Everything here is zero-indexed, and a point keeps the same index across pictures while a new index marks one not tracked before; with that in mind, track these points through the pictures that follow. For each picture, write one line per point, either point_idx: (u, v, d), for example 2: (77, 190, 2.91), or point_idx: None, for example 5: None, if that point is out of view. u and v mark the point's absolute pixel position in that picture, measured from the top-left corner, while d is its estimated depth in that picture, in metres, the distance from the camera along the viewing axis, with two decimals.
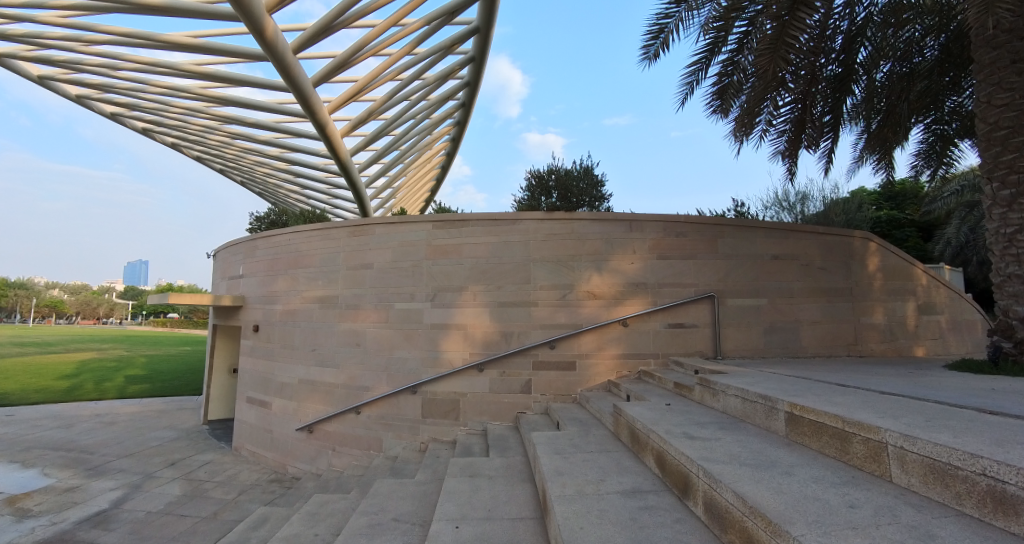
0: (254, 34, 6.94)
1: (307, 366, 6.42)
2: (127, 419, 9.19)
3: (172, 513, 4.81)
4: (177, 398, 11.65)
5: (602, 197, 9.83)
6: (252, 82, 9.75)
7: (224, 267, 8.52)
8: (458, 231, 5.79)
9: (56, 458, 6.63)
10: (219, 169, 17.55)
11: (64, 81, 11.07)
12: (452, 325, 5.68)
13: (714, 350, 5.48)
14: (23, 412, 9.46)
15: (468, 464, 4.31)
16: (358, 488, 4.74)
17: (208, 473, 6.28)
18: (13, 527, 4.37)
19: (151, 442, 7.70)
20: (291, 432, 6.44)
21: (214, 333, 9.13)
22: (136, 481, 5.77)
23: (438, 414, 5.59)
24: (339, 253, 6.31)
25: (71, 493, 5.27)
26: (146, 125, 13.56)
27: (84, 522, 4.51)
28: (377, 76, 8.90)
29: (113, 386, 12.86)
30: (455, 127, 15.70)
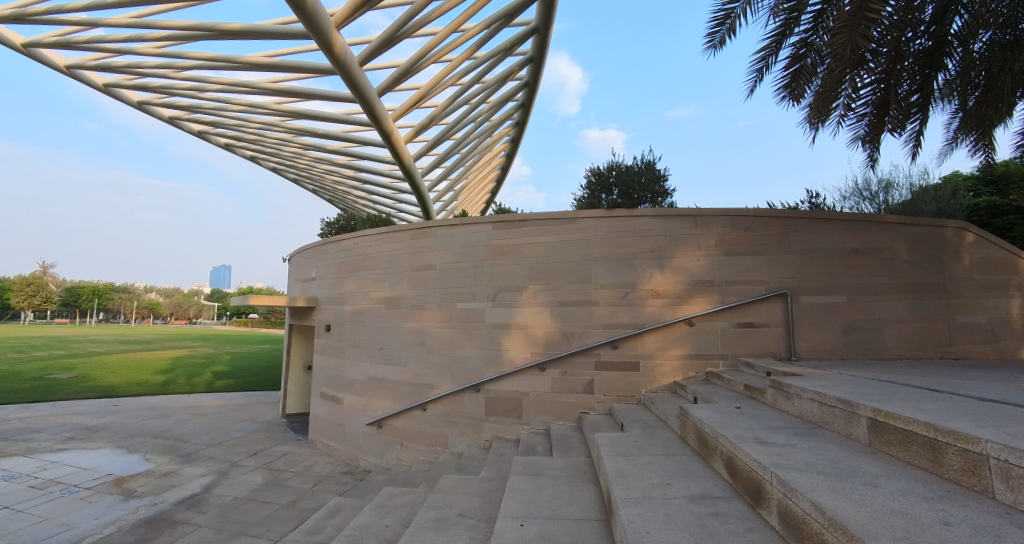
0: (325, 50, 7.51)
1: (375, 364, 6.84)
2: (214, 412, 10.31)
3: (256, 499, 5.36)
4: (257, 393, 12.88)
5: (664, 192, 9.48)
6: (321, 95, 10.54)
7: (298, 271, 9.32)
8: (517, 231, 5.88)
9: (155, 445, 7.60)
10: (293, 179, 19.05)
11: (159, 105, 12.50)
12: (512, 324, 5.78)
13: (787, 351, 5.12)
14: (128, 403, 10.93)
15: (529, 463, 4.39)
16: (426, 482, 5.00)
17: (286, 463, 6.92)
18: (123, 505, 5.09)
19: (236, 433, 8.59)
20: (362, 427, 6.89)
21: (290, 332, 10.01)
22: (224, 469, 6.49)
23: (501, 412, 5.73)
24: (403, 255, 6.66)
25: (169, 477, 6.04)
26: (228, 141, 15.02)
27: (180, 503, 5.16)
28: (439, 82, 9.22)
29: (201, 382, 14.41)
30: (515, 128, 15.88)
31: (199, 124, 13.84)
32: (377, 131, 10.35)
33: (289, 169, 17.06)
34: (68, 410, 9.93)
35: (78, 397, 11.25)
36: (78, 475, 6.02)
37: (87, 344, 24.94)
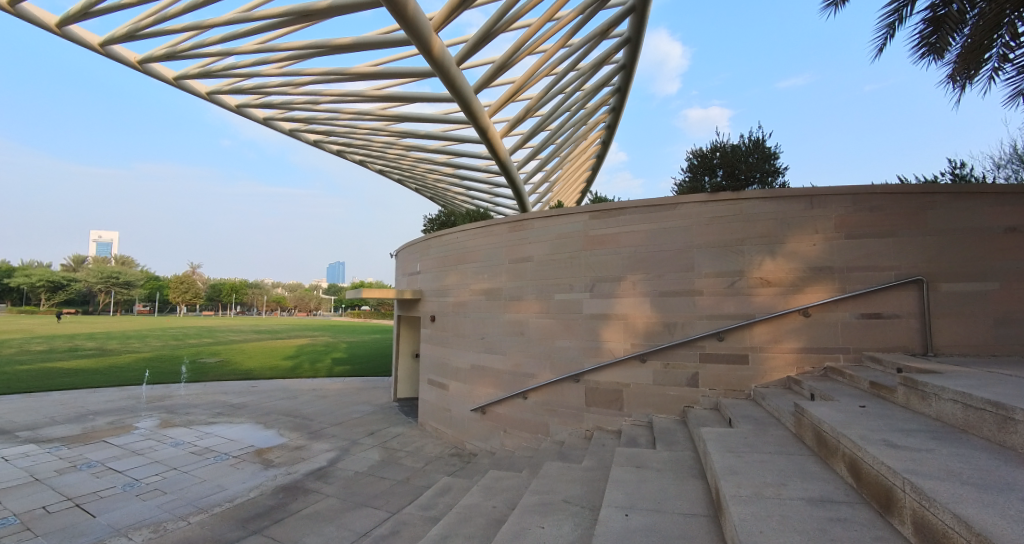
0: (425, 54, 8.07)
1: (477, 353, 7.30)
2: (335, 395, 11.80)
3: (375, 474, 6.12)
4: (369, 379, 14.49)
5: (776, 171, 8.58)
6: (420, 98, 11.36)
7: (404, 265, 10.25)
8: (615, 220, 5.82)
9: (286, 423, 8.94)
10: (398, 180, 20.76)
11: (282, 120, 14.35)
12: (612, 315, 5.77)
13: (923, 346, 4.49)
14: (264, 385, 12.96)
15: (633, 455, 4.40)
16: (529, 468, 5.28)
17: (400, 443, 7.76)
18: (265, 473, 6.09)
19: (355, 414, 9.83)
20: (467, 412, 7.43)
21: (400, 323, 11.09)
22: (346, 446, 7.49)
23: (602, 403, 5.77)
24: (501, 248, 6.98)
25: (299, 451, 7.11)
26: (341, 148, 16.84)
27: (311, 474, 6.05)
28: (533, 73, 9.38)
29: (323, 367, 16.55)
30: (612, 113, 15.45)
31: (315, 134, 15.50)
32: (474, 128, 10.86)
33: (394, 170, 18.63)
34: (217, 389, 12.06)
35: (223, 379, 13.60)
36: (226, 445, 7.31)
37: (228, 332, 30.03)
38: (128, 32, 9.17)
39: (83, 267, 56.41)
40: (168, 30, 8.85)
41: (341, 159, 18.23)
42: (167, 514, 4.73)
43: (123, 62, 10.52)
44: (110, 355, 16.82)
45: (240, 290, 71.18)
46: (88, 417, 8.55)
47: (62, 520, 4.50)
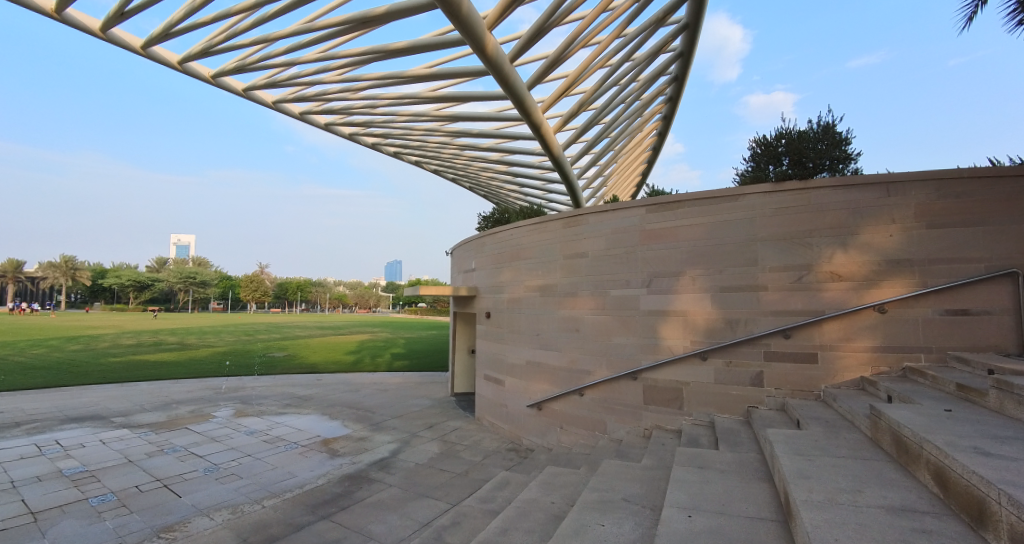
0: (480, 53, 8.24)
1: (533, 349, 7.41)
2: (395, 389, 12.42)
3: (435, 467, 6.41)
4: (427, 374, 15.08)
5: (848, 157, 7.96)
6: (473, 97, 11.62)
7: (460, 262, 10.59)
8: (673, 213, 5.69)
9: (349, 415, 9.54)
10: (452, 179, 21.33)
11: (342, 125, 15.18)
12: (670, 312, 5.64)
13: (1016, 346, 4.13)
14: (329, 378, 13.88)
15: (695, 455, 4.31)
16: (587, 465, 5.31)
17: (459, 436, 8.05)
18: (332, 461, 6.56)
19: (414, 408, 10.33)
20: (523, 408, 7.56)
21: (456, 320, 11.47)
22: (406, 438, 7.90)
23: (661, 401, 5.67)
24: (555, 244, 7.03)
25: (363, 442, 7.59)
26: (398, 150, 17.58)
27: (374, 464, 6.44)
28: (587, 66, 9.29)
29: (384, 362, 17.41)
30: (669, 103, 14.92)
31: (373, 137, 16.25)
32: (527, 124, 10.93)
33: (448, 170, 19.17)
34: (286, 382, 13.07)
35: (291, 372, 14.69)
36: (296, 434, 7.94)
37: (294, 328, 32.22)
38: (203, 48, 10.14)
39: (169, 268, 62.84)
40: (237, 45, 9.71)
41: (398, 160, 19.03)
42: (243, 497, 5.13)
43: (198, 77, 11.61)
44: (193, 350, 18.70)
45: (306, 289, 76.15)
46: (173, 405, 9.54)
47: (153, 499, 4.97)
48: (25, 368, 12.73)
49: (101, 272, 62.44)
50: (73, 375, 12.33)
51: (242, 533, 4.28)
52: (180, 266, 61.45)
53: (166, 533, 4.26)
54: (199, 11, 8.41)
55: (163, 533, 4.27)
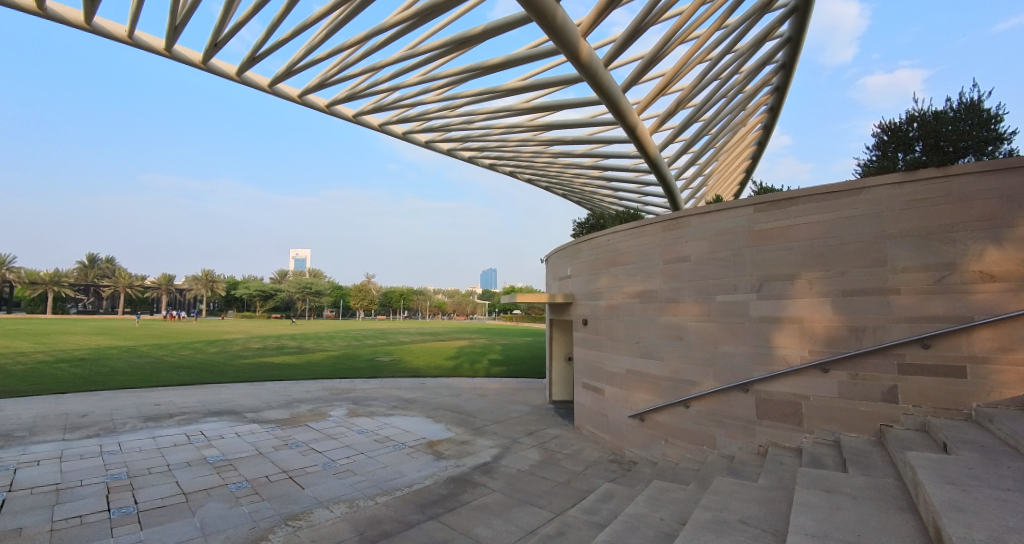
0: (574, 60, 8.38)
1: (633, 358, 7.31)
2: (494, 394, 12.99)
3: (538, 474, 6.63)
4: (524, 380, 15.47)
5: (1001, 138, 6.75)
6: (566, 104, 11.80)
7: (556, 270, 10.82)
8: (785, 211, 5.28)
9: (453, 418, 10.21)
10: (545, 187, 21.70)
11: (442, 141, 16.35)
12: (784, 318, 5.22)
13: None
14: (431, 383, 14.92)
15: (820, 477, 3.96)
16: (697, 482, 5.12)
17: (559, 445, 8.20)
18: (440, 463, 7.12)
19: (514, 414, 10.71)
20: (624, 418, 7.47)
21: (553, 327, 11.70)
22: (508, 444, 8.25)
23: (776, 416, 5.25)
24: (654, 249, 6.89)
25: (467, 446, 8.10)
26: (493, 162, 18.41)
27: (478, 468, 6.86)
28: (685, 63, 8.91)
29: (482, 368, 18.20)
30: (775, 94, 13.65)
31: (469, 151, 17.23)
32: (622, 127, 10.80)
33: (542, 178, 19.55)
34: (394, 385, 14.32)
35: (398, 376, 16.04)
36: (405, 435, 8.75)
37: (398, 334, 35.24)
38: (320, 81, 11.70)
39: (290, 279, 72.18)
40: (349, 75, 11.01)
41: (494, 172, 19.90)
42: (357, 493, 5.73)
43: (314, 107, 13.43)
44: (313, 354, 21.25)
45: (409, 297, 82.40)
46: (296, 404, 11.04)
47: (278, 490, 5.73)
48: (182, 368, 15.48)
49: (233, 285, 73.38)
50: (223, 375, 14.78)
51: (359, 525, 4.81)
52: (298, 278, 70.03)
53: (294, 521, 4.87)
54: (317, 47, 9.79)
55: (291, 520, 4.91)
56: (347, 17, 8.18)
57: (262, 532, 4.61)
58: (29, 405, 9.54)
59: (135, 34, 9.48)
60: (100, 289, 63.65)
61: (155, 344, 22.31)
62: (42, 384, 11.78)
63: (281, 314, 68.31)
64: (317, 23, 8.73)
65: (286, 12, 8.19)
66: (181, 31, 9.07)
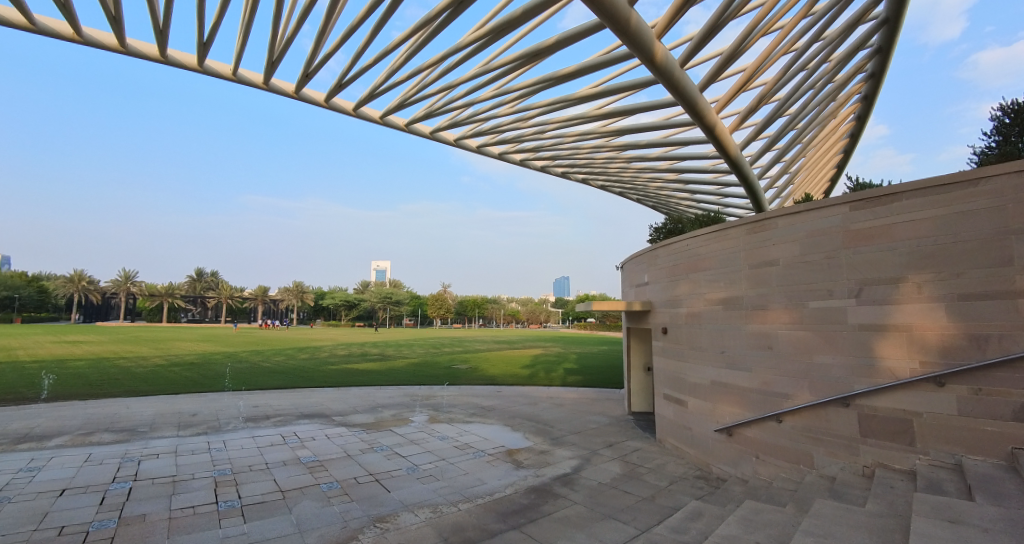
0: (649, 63, 8.27)
1: (717, 368, 7.01)
2: (571, 404, 13.00)
3: (619, 488, 6.57)
4: (600, 390, 15.28)
5: None
6: (639, 106, 11.63)
7: (632, 277, 10.67)
8: (886, 208, 4.86)
9: (530, 427, 10.41)
10: (618, 193, 21.35)
11: (514, 152, 16.80)
12: (888, 326, 4.78)
13: None
14: (507, 391, 15.27)
15: (940, 504, 3.57)
16: (795, 504, 4.80)
17: (641, 458, 8.04)
18: (520, 472, 7.34)
19: (592, 424, 10.67)
20: (710, 433, 7.16)
21: (630, 336, 11.52)
22: (587, 455, 8.26)
23: (884, 435, 4.79)
24: (738, 253, 6.60)
25: (546, 456, 8.24)
26: (565, 170, 18.53)
27: (558, 479, 6.97)
28: (767, 56, 8.43)
29: (557, 377, 18.22)
30: (870, 81, 12.29)
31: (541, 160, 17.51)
32: (699, 127, 10.39)
33: (615, 183, 19.26)
34: (471, 392, 14.87)
35: (474, 383, 16.62)
36: (486, 442, 9.11)
37: (473, 342, 36.32)
38: (401, 102, 12.71)
39: (372, 289, 77.65)
40: (427, 94, 11.86)
41: (566, 180, 19.99)
42: (440, 499, 6.10)
43: (394, 126, 14.62)
44: (394, 361, 22.67)
45: (483, 306, 84.51)
46: (382, 409, 11.92)
47: (365, 492, 6.25)
48: (277, 373, 17.35)
49: (322, 295, 80.52)
50: (313, 380, 16.34)
51: (442, 530, 5.12)
52: (379, 289, 75.20)
53: (381, 523, 5.28)
54: (398, 69, 10.70)
55: (379, 522, 5.33)
56: (424, 41, 8.92)
57: (352, 532, 5.04)
58: (150, 404, 11.29)
59: (238, 70, 11.10)
60: (215, 302, 73.01)
61: (254, 350, 25.15)
62: (157, 384, 14.03)
63: (364, 323, 73.74)
64: (396, 49, 9.60)
65: (369, 42, 9.13)
66: (278, 64, 10.45)
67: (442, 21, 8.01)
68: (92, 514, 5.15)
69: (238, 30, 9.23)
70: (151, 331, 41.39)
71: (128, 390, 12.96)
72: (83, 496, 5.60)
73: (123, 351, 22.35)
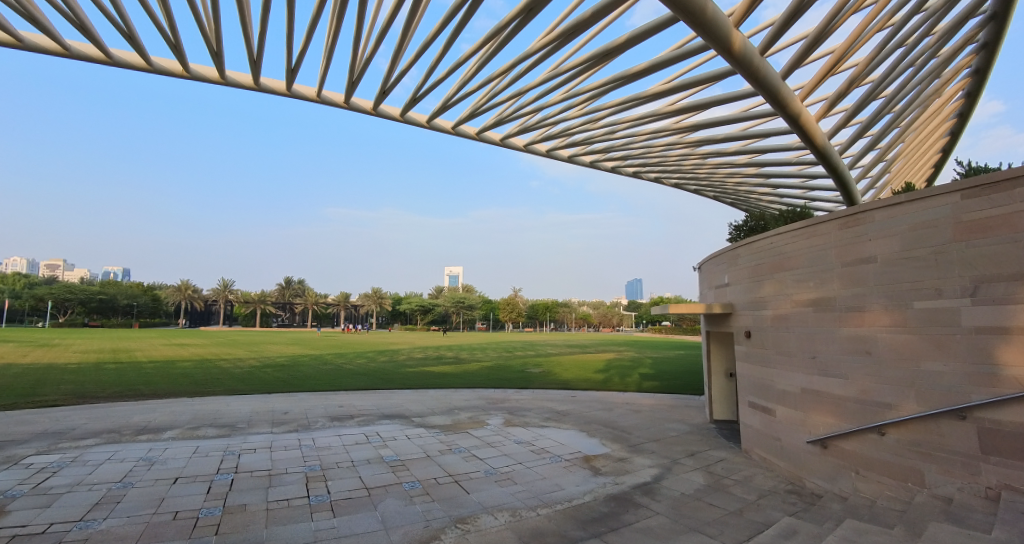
0: (726, 55, 7.95)
1: (808, 375, 6.56)
2: (648, 411, 12.68)
3: (703, 500, 6.38)
4: (679, 397, 14.72)
5: None
6: (715, 99, 11.14)
7: (712, 278, 10.23)
8: (1004, 196, 4.35)
9: (607, 434, 10.36)
10: (693, 191, 20.42)
11: (584, 154, 16.77)
12: (1010, 329, 4.27)
13: None
14: (581, 396, 15.24)
15: None
16: (904, 526, 4.40)
17: (725, 469, 7.71)
18: (598, 479, 7.40)
19: (671, 432, 10.37)
20: (802, 445, 6.71)
21: (709, 340, 11.06)
22: (668, 465, 8.08)
23: (1010, 452, 4.26)
24: (829, 250, 6.17)
25: (624, 463, 8.19)
26: (636, 169, 18.11)
27: (639, 488, 6.92)
28: (859, 35, 7.74)
29: (632, 382, 17.80)
30: (982, 52, 10.53)
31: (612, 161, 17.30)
32: (782, 116, 9.72)
33: (690, 181, 18.46)
34: (545, 396, 15.06)
35: (548, 388, 16.78)
36: (562, 447, 9.25)
37: (545, 346, 36.44)
38: (472, 111, 13.35)
39: (444, 295, 80.95)
40: (497, 102, 12.32)
41: (638, 179, 19.52)
42: (519, 503, 6.35)
43: (466, 136, 15.38)
44: (468, 364, 23.57)
45: (554, 310, 84.33)
46: (459, 411, 12.52)
47: (445, 493, 6.68)
48: (359, 375, 18.81)
49: (399, 301, 85.51)
50: (392, 382, 17.49)
51: (522, 534, 5.33)
52: (451, 294, 78.32)
53: (463, 525, 5.60)
54: (468, 80, 11.31)
55: (460, 523, 5.65)
56: (495, 51, 9.39)
57: (435, 532, 5.38)
58: (247, 402, 12.88)
59: (322, 92, 12.37)
60: (305, 308, 80.21)
61: (336, 353, 27.30)
62: (254, 384, 15.91)
63: (438, 328, 77.04)
64: (467, 61, 10.14)
65: (440, 56, 9.77)
66: (358, 83, 11.48)
67: (512, 29, 8.39)
68: (201, 501, 5.96)
69: (322, 55, 10.28)
70: (247, 335, 46.21)
71: (229, 389, 14.80)
72: (193, 485, 6.53)
73: (222, 353, 25.41)
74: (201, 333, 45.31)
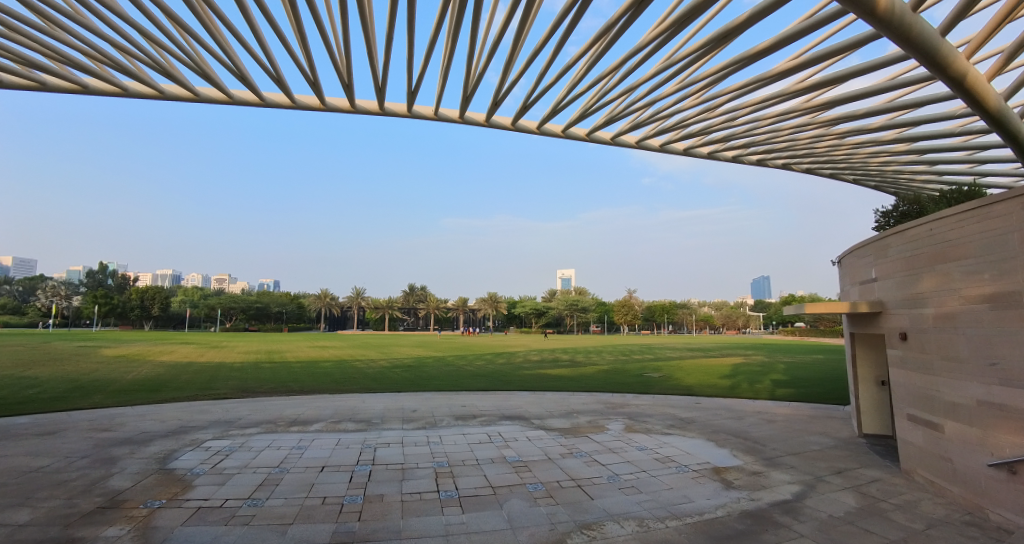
0: (867, 19, 7.04)
1: (985, 386, 5.59)
2: (784, 421, 11.63)
3: (856, 525, 5.80)
4: (822, 406, 13.18)
5: None
6: (856, 68, 9.83)
7: (854, 273, 9.13)
8: None
9: (737, 444, 9.81)
10: (830, 175, 18.03)
11: (700, 145, 15.89)
12: None
13: None
14: (705, 402, 14.50)
15: None
16: None
17: (881, 491, 6.85)
18: (729, 493, 7.14)
19: (813, 446, 9.43)
20: (982, 468, 5.72)
21: (852, 343, 9.78)
22: (810, 482, 7.43)
23: None
24: (1009, 235, 5.23)
25: (760, 478, 7.74)
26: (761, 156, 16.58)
27: (778, 507, 6.53)
28: None
29: (764, 389, 16.32)
30: None
31: (732, 150, 16.09)
32: (942, 80, 8.23)
33: (826, 164, 16.35)
34: (666, 402, 14.64)
35: (667, 393, 16.25)
36: (688, 457, 9.04)
37: (661, 350, 34.84)
38: (582, 112, 13.67)
39: (554, 298, 81.96)
40: (607, 101, 12.45)
41: (763, 167, 17.83)
42: (647, 513, 6.47)
43: (575, 138, 15.74)
44: (581, 367, 23.85)
45: (672, 310, 79.89)
46: (576, 415, 12.87)
47: (568, 497, 7.11)
48: (478, 377, 20.31)
49: (512, 304, 88.92)
50: (509, 383, 18.60)
51: None
52: (562, 296, 79.04)
53: (588, 530, 5.96)
54: (576, 83, 11.70)
55: (585, 529, 6.01)
56: (604, 49, 9.59)
57: (561, 535, 5.83)
58: (382, 399, 14.90)
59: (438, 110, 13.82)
60: (427, 314, 87.99)
61: (457, 356, 29.56)
62: (386, 383, 18.25)
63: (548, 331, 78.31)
64: (575, 65, 10.55)
65: (548, 63, 10.34)
66: (471, 98, 12.65)
67: (622, 25, 8.53)
68: (344, 489, 7.31)
69: (439, 77, 11.57)
70: (376, 337, 51.75)
71: (366, 388, 17.20)
72: (337, 474, 8.01)
73: (357, 355, 29.36)
74: (340, 337, 52.05)
